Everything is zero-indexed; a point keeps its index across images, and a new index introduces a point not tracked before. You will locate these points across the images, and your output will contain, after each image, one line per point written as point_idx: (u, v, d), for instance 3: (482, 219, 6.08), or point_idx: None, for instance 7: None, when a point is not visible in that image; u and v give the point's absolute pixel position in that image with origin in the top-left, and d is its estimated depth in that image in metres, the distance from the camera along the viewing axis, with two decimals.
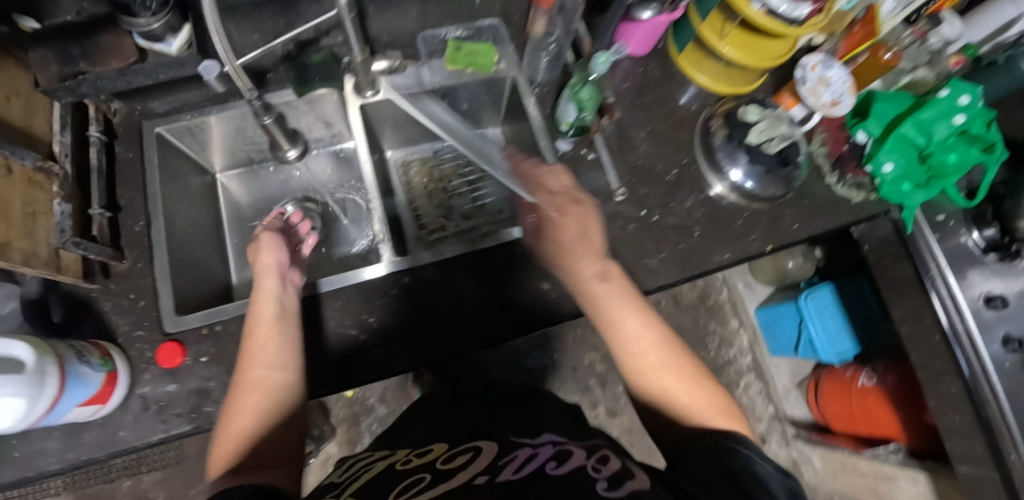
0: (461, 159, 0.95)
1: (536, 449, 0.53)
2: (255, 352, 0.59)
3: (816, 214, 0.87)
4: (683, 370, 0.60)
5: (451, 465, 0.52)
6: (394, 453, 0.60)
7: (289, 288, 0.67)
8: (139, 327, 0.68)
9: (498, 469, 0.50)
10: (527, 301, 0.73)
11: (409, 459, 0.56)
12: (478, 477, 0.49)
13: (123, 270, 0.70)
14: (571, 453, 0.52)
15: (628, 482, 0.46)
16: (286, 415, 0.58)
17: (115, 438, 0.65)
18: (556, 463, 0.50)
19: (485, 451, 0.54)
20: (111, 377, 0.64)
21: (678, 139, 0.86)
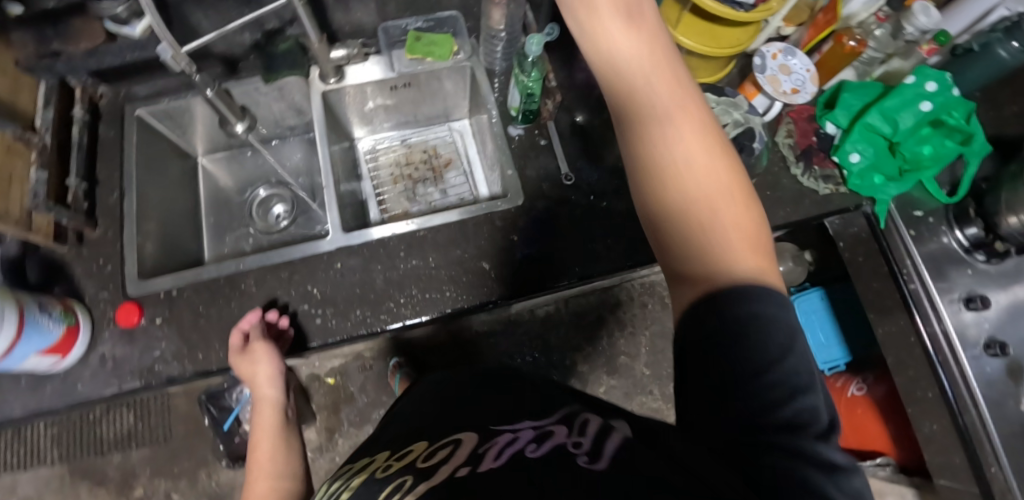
0: (427, 148, 1.01)
1: (517, 434, 0.40)
2: (262, 464, 0.76)
3: (777, 205, 0.85)
4: (733, 198, 0.43)
5: (431, 462, 0.39)
6: (367, 463, 0.45)
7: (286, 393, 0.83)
8: (105, 289, 0.74)
9: (478, 458, 0.37)
10: (467, 280, 0.76)
11: (385, 466, 0.42)
12: (459, 471, 0.36)
13: (96, 237, 0.76)
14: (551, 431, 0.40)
15: (612, 448, 0.35)
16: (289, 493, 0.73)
17: (73, 390, 0.70)
18: (536, 445, 0.38)
19: (466, 443, 0.41)
20: (72, 331, 0.69)
21: None
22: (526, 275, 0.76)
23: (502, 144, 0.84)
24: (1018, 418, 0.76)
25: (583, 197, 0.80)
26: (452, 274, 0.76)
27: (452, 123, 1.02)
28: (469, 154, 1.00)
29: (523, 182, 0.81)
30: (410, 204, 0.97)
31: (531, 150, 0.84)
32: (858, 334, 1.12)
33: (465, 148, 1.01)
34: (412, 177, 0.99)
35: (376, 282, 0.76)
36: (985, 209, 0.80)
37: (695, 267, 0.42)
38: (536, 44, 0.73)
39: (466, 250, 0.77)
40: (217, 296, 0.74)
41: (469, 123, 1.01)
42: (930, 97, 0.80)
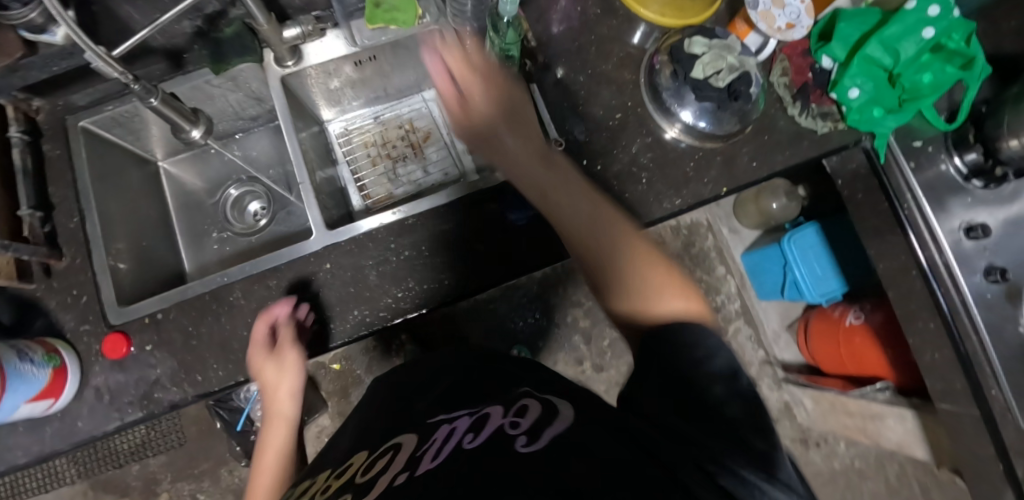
0: (402, 123, 0.94)
1: (455, 425, 0.48)
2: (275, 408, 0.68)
3: (777, 149, 0.81)
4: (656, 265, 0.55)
5: (373, 472, 0.45)
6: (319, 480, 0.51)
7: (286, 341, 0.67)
8: (85, 321, 0.70)
9: (417, 462, 0.42)
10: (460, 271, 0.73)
11: (326, 486, 0.47)
12: (398, 476, 0.41)
13: (63, 268, 0.71)
14: (488, 418, 0.47)
15: (547, 428, 0.40)
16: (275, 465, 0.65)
17: (74, 428, 0.68)
18: (472, 434, 0.44)
19: (405, 448, 0.47)
20: (60, 372, 0.66)
21: (622, 80, 0.82)
22: (523, 252, 0.74)
23: None
24: (1016, 340, 0.79)
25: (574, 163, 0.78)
26: (437, 263, 0.73)
27: (424, 93, 0.94)
28: (449, 124, 0.94)
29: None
30: (392, 186, 0.92)
31: None
32: (855, 265, 1.13)
33: (443, 119, 0.94)
34: (390, 157, 0.93)
35: (368, 279, 0.73)
36: (986, 133, 0.78)
37: (640, 308, 0.52)
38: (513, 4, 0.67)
39: (449, 240, 0.74)
40: (205, 314, 0.71)
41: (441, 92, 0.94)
42: (933, 22, 0.76)
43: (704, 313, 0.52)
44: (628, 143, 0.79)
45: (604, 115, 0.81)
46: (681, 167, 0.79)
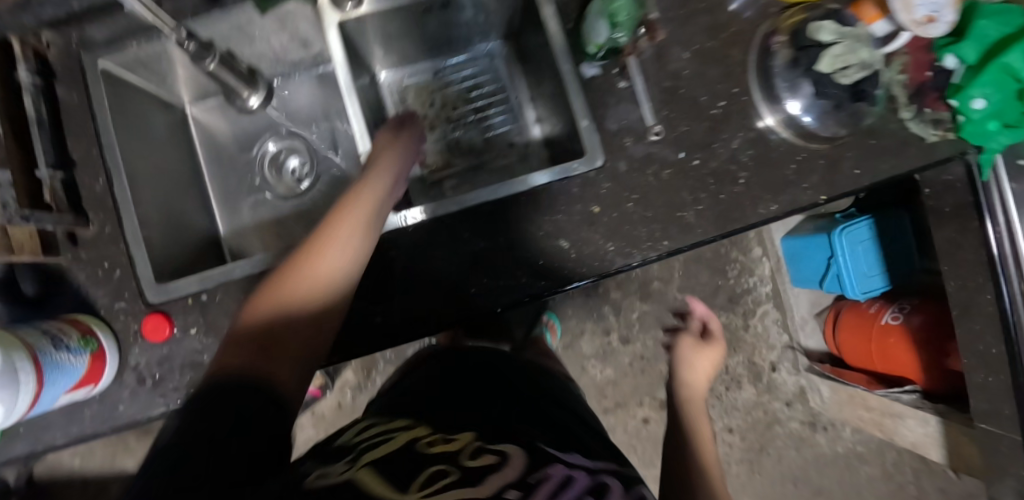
0: (464, 82, 0.84)
1: (570, 470, 0.43)
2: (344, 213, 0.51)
3: (882, 157, 0.74)
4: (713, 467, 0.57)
5: (479, 465, 0.41)
6: (399, 428, 0.50)
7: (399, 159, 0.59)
8: (120, 298, 0.64)
9: (532, 488, 0.38)
10: (527, 270, 0.67)
11: (433, 441, 0.46)
12: (509, 489, 0.38)
13: (91, 236, 0.64)
14: (608, 488, 0.42)
15: None
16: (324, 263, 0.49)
17: (116, 412, 0.64)
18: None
19: (510, 461, 0.43)
20: (97, 357, 0.60)
21: (728, 61, 0.72)
22: (596, 260, 0.68)
23: (576, 85, 0.68)
24: None
25: (670, 155, 0.69)
26: (492, 258, 0.67)
27: (488, 46, 0.83)
28: (516, 87, 0.83)
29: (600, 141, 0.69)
30: (450, 153, 0.82)
31: (608, 98, 0.70)
32: (900, 263, 1.11)
33: (509, 80, 0.84)
34: (450, 120, 0.83)
35: (430, 268, 0.67)
36: None
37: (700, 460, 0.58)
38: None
39: (511, 237, 0.68)
40: (254, 298, 0.65)
41: (508, 47, 0.83)
42: None
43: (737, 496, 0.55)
44: (728, 137, 0.71)
45: (707, 101, 0.71)
46: (781, 169, 0.71)
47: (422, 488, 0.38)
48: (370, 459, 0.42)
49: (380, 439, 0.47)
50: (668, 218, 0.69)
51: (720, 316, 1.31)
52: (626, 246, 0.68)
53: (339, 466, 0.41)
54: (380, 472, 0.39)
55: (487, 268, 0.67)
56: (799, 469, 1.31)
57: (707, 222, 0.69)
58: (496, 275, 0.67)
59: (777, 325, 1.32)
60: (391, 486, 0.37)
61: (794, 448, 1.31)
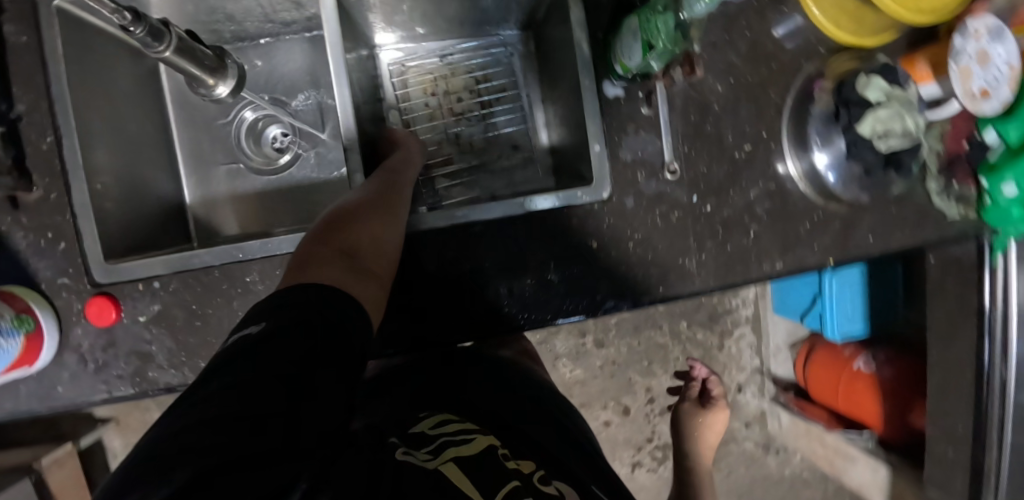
0: (473, 69, 0.76)
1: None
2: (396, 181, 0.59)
3: (897, 226, 0.71)
4: None
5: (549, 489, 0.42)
6: (464, 429, 0.51)
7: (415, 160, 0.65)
8: (64, 274, 0.59)
9: None
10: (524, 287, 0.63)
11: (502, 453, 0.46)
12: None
13: (35, 201, 0.58)
14: None
15: None
16: (383, 226, 0.53)
17: (54, 393, 0.60)
18: None
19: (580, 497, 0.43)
20: (34, 338, 0.56)
21: (762, 100, 0.66)
22: (598, 289, 0.63)
23: (594, 103, 0.61)
24: None
25: (685, 196, 0.64)
26: (488, 270, 0.63)
27: (506, 35, 0.76)
28: (530, 84, 0.76)
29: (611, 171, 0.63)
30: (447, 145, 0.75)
31: (628, 123, 0.63)
32: (885, 312, 1.09)
33: (523, 75, 0.76)
34: (453, 112, 0.75)
35: (421, 272, 0.63)
36: None
37: None
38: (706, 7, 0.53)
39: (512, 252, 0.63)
40: (212, 292, 0.59)
41: (525, 39, 0.76)
42: None
43: None
44: (747, 185, 0.66)
45: (733, 142, 0.65)
46: (795, 226, 0.67)
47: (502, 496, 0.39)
48: (454, 456, 0.42)
49: (458, 440, 0.47)
50: (671, 264, 0.65)
51: (697, 332, 1.30)
52: (622, 285, 0.64)
53: (421, 454, 0.43)
54: (460, 473, 0.40)
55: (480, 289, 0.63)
56: (745, 486, 1.35)
57: (709, 273, 0.65)
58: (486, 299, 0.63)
59: (750, 349, 1.32)
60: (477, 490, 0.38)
61: (745, 466, 1.34)
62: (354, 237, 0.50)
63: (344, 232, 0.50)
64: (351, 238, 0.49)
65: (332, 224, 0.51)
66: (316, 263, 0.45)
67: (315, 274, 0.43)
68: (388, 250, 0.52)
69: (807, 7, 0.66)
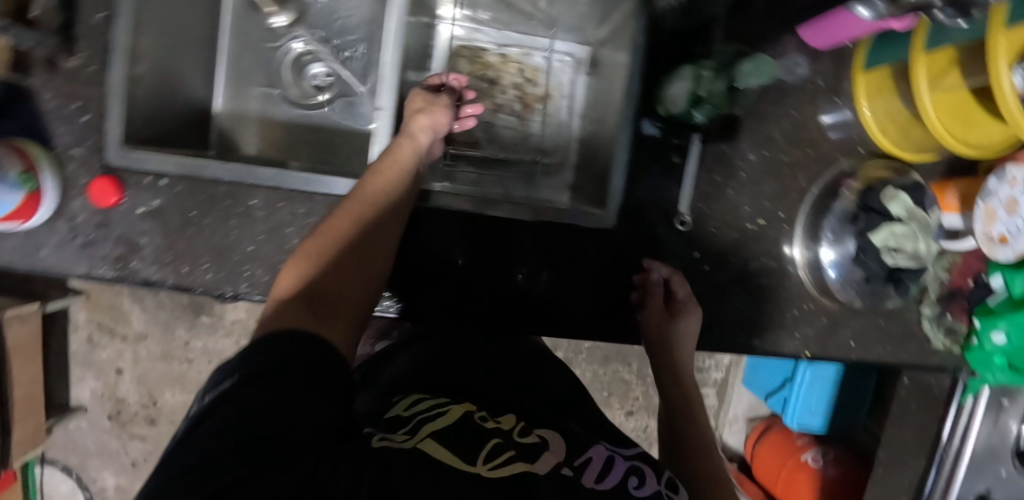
0: (525, 68, 0.76)
1: (604, 454, 0.45)
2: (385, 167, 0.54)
3: (880, 339, 0.72)
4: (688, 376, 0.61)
5: (528, 442, 0.42)
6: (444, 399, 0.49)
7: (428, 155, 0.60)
8: (80, 145, 0.60)
9: (581, 470, 0.41)
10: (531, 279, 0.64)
11: (485, 416, 0.46)
12: (563, 468, 0.40)
13: (72, 68, 0.59)
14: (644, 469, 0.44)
15: None
16: (377, 258, 0.50)
17: (36, 255, 0.61)
18: (636, 478, 0.43)
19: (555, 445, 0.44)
20: (33, 198, 0.57)
21: (793, 181, 0.67)
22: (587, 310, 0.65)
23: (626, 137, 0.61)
24: None
25: (687, 249, 0.65)
26: (497, 255, 0.63)
27: (570, 47, 0.76)
28: (576, 98, 0.76)
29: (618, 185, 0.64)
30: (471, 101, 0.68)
31: (654, 165, 0.63)
32: (847, 416, 1.10)
33: (573, 88, 0.76)
34: (493, 102, 0.75)
35: (430, 254, 0.63)
36: None
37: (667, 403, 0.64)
38: (759, 81, 0.57)
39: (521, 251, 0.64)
40: (215, 204, 0.60)
41: (587, 55, 0.76)
42: None
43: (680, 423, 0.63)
44: (751, 256, 0.66)
45: (750, 213, 0.66)
46: (782, 311, 0.68)
47: (486, 462, 0.37)
48: (431, 433, 0.40)
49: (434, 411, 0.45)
50: None
51: None
52: (606, 323, 0.65)
53: (398, 437, 0.40)
54: (444, 446, 0.38)
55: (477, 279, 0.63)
56: None
57: None
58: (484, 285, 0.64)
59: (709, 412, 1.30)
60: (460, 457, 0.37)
61: None
62: (341, 268, 0.47)
63: (326, 260, 0.46)
64: (337, 268, 0.46)
65: (321, 244, 0.47)
66: (292, 299, 0.42)
67: (283, 312, 0.41)
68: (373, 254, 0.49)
69: (860, 105, 0.66)
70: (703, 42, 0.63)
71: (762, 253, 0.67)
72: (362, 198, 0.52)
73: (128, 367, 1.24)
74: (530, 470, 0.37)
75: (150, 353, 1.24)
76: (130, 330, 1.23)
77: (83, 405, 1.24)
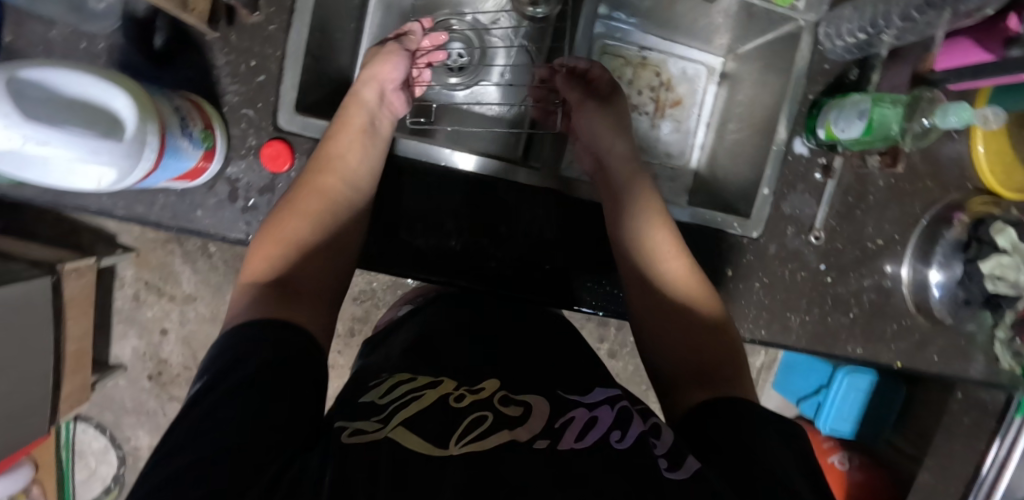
0: (662, 73, 0.79)
1: (593, 412, 0.41)
2: (334, 141, 0.58)
3: (958, 357, 0.79)
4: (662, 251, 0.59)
5: (509, 414, 0.40)
6: (420, 379, 0.44)
7: (385, 107, 0.63)
8: (250, 106, 0.59)
9: (558, 435, 0.38)
10: (526, 234, 0.67)
11: (461, 394, 0.42)
12: (538, 440, 0.37)
13: (251, 25, 0.58)
14: (630, 415, 0.41)
15: (691, 462, 0.37)
16: (333, 239, 0.55)
17: (192, 215, 0.60)
18: (618, 431, 0.39)
19: (537, 410, 0.41)
20: (207, 157, 0.56)
21: (908, 206, 0.73)
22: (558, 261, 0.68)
23: (777, 153, 0.67)
24: None
25: (813, 261, 0.70)
26: (491, 216, 0.66)
27: (705, 57, 0.79)
28: (705, 108, 0.80)
29: (589, 127, 0.66)
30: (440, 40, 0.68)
31: (798, 182, 0.69)
32: (875, 423, 1.19)
33: (702, 97, 0.80)
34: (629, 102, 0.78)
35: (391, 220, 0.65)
36: None
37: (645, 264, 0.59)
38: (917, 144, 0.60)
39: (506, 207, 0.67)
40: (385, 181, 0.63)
41: (721, 67, 0.79)
42: None
43: (663, 283, 0.58)
44: (865, 273, 0.72)
45: (870, 233, 0.71)
46: (884, 324, 0.74)
47: (457, 444, 0.36)
48: (406, 420, 0.38)
49: (408, 395, 0.41)
50: (778, 314, 0.70)
51: None
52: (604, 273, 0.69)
53: (371, 424, 0.37)
54: (418, 431, 0.37)
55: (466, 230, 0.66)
56: None
57: (804, 334, 0.71)
58: (473, 233, 0.66)
59: None
60: (432, 442, 0.36)
61: None
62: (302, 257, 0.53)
63: (282, 251, 0.52)
64: (295, 252, 0.53)
65: (287, 233, 0.53)
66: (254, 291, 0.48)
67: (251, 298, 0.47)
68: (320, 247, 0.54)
69: (976, 141, 0.72)
70: (854, 70, 0.67)
71: (874, 269, 0.72)
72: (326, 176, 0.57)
73: (173, 328, 1.20)
74: (514, 439, 0.37)
75: (198, 316, 1.20)
76: (178, 291, 1.19)
77: (122, 364, 1.19)
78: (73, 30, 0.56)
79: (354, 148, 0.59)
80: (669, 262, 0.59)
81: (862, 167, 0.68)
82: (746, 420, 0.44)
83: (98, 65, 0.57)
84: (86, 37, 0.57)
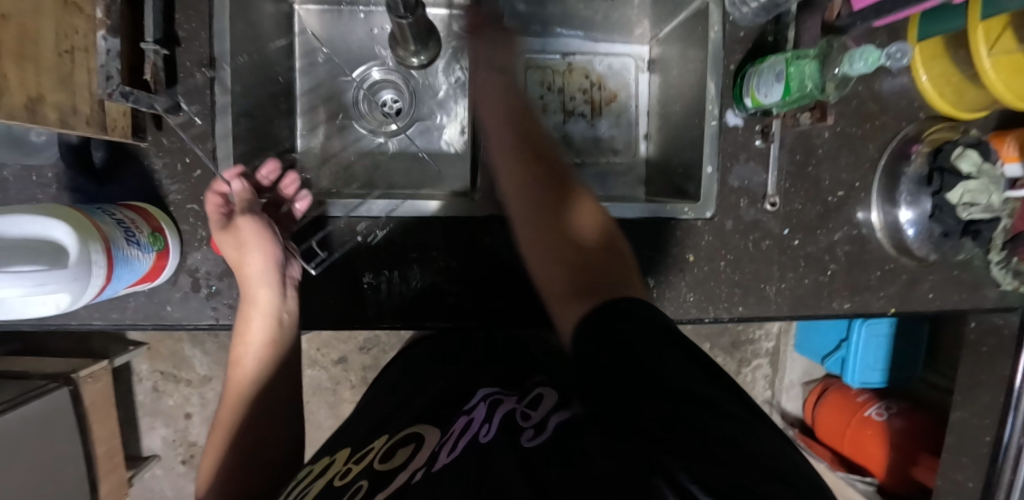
0: (590, 73, 0.79)
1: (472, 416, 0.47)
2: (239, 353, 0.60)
3: (955, 289, 0.76)
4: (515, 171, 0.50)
5: (397, 461, 0.44)
6: (311, 473, 0.49)
7: (287, 285, 0.61)
8: (194, 200, 0.62)
9: (436, 455, 0.41)
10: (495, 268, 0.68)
11: (346, 471, 0.46)
12: (417, 472, 0.40)
13: (179, 125, 0.61)
14: (501, 403, 0.48)
15: (553, 421, 0.41)
16: (259, 432, 0.59)
17: (162, 312, 0.63)
18: (487, 425, 0.44)
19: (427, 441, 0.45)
20: (162, 257, 0.59)
21: (862, 151, 0.71)
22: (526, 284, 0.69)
23: (715, 133, 0.66)
24: None
25: (776, 227, 0.69)
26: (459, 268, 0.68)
27: (631, 48, 0.80)
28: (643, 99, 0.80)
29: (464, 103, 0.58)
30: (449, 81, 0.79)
31: (740, 152, 0.68)
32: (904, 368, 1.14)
33: (637, 87, 0.80)
34: (564, 108, 0.79)
35: (355, 274, 0.66)
36: None
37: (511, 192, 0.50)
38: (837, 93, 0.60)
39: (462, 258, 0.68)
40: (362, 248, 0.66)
41: (648, 54, 0.80)
42: None
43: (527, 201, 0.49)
44: (834, 227, 0.71)
45: (828, 186, 0.70)
46: (866, 273, 0.72)
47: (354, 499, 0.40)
48: None
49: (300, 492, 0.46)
50: (751, 286, 0.69)
51: (718, 356, 1.32)
52: None
53: None
54: None
55: (433, 287, 0.67)
56: None
57: (784, 301, 0.70)
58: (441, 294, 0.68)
59: (765, 380, 1.35)
60: None
61: None
62: (247, 444, 0.58)
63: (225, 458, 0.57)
64: (243, 438, 0.58)
65: (207, 464, 0.58)
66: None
67: None
68: (269, 442, 0.59)
69: (917, 72, 0.71)
70: (770, 31, 0.67)
71: (841, 219, 0.71)
72: (237, 370, 0.60)
73: (195, 411, 1.23)
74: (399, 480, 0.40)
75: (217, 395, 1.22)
76: (194, 374, 1.22)
77: (156, 453, 1.24)
78: (22, 166, 0.60)
79: (252, 358, 0.60)
80: (530, 169, 0.49)
81: (797, 127, 0.67)
82: (618, 321, 0.35)
83: (49, 194, 0.60)
84: (34, 170, 0.60)
